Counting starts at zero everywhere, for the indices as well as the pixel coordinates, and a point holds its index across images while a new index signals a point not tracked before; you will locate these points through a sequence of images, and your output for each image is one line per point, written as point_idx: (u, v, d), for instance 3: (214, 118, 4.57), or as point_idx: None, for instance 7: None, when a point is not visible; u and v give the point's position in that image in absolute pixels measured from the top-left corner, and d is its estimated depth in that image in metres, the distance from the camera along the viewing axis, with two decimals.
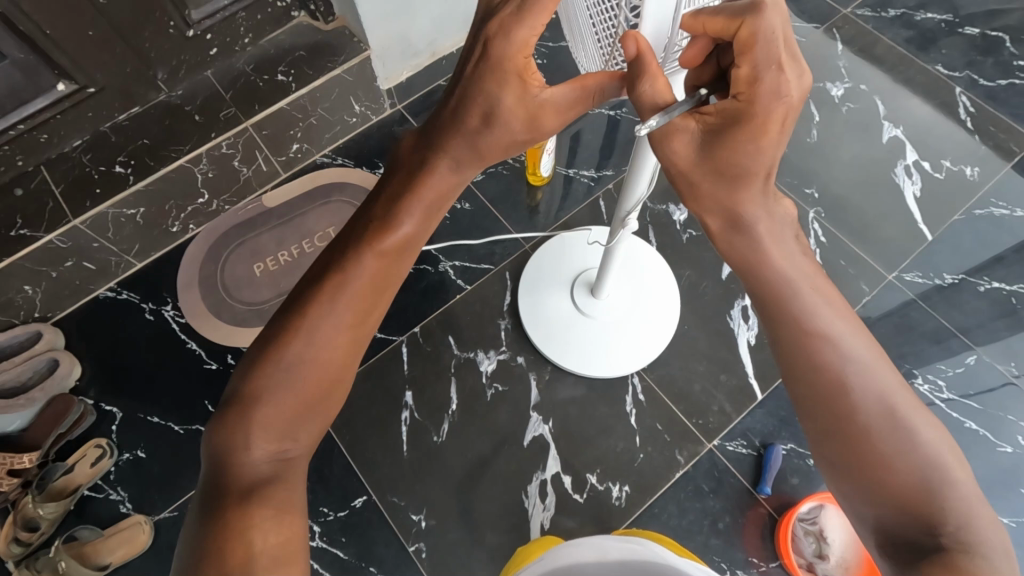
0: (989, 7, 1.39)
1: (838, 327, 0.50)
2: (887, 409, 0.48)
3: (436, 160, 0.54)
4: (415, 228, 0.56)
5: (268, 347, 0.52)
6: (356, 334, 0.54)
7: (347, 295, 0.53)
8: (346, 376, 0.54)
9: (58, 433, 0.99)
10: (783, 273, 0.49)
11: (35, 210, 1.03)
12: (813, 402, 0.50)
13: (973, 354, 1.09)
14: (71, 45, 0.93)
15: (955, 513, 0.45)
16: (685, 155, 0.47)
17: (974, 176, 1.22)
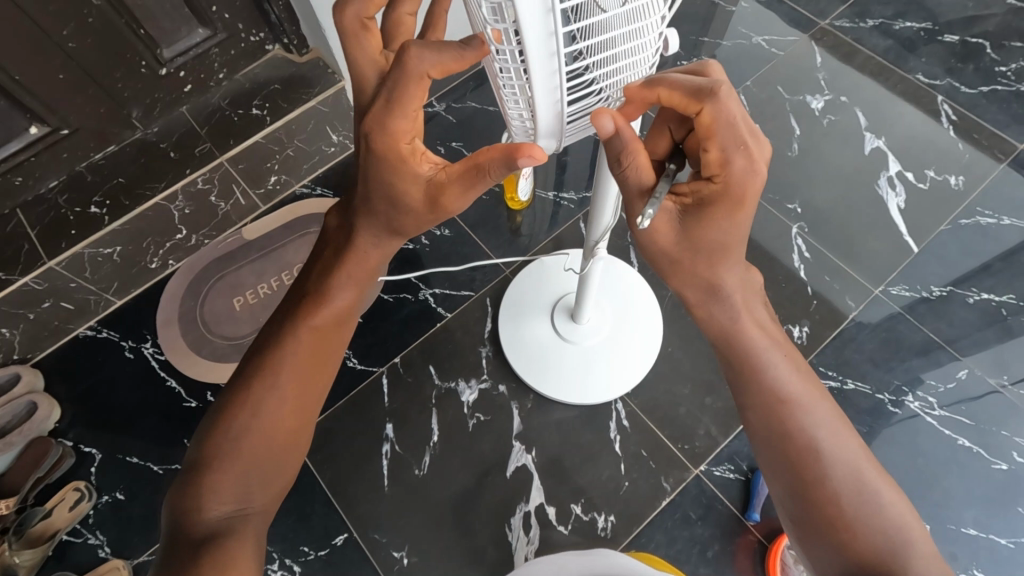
0: (968, 13, 1.38)
1: (800, 395, 0.54)
2: (850, 469, 0.52)
3: (356, 236, 0.57)
4: (349, 297, 0.60)
5: (226, 413, 0.57)
6: (305, 393, 0.58)
7: (293, 362, 0.58)
8: (297, 439, 0.58)
9: (37, 477, 0.98)
10: (755, 344, 0.53)
11: (12, 255, 1.05)
12: (785, 467, 0.54)
13: (963, 368, 1.06)
14: (42, 88, 0.93)
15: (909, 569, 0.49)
16: (667, 234, 0.49)
17: (958, 185, 1.21)
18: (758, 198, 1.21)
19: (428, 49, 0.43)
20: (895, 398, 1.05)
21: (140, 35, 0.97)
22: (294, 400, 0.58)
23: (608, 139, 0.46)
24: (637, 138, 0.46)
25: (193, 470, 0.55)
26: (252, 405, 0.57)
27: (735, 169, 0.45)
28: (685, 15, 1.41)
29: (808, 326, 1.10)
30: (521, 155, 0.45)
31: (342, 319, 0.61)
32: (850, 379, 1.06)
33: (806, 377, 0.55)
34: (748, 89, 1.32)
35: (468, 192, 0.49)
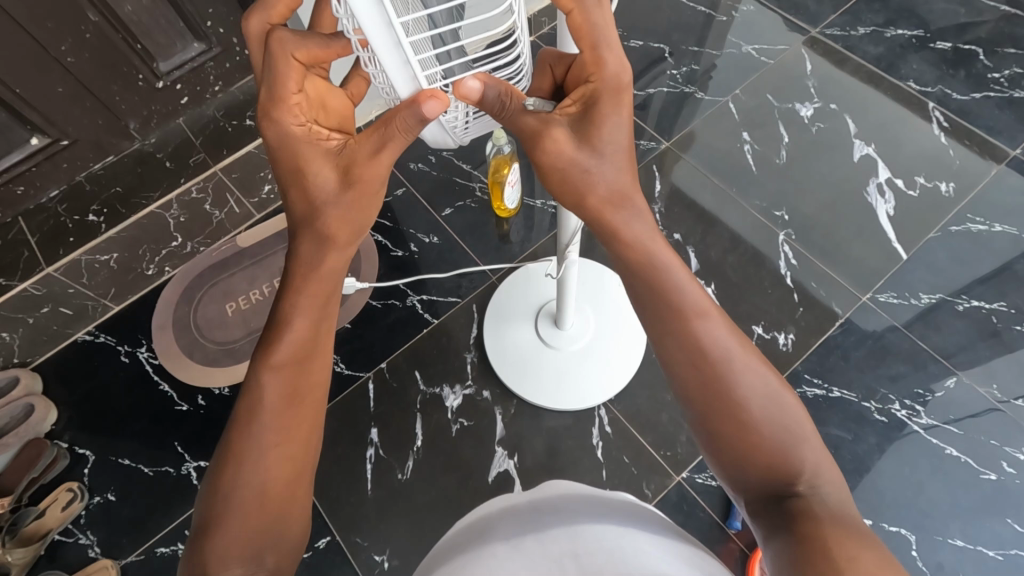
0: (960, 21, 1.38)
1: (703, 307, 0.54)
2: (747, 381, 0.52)
3: (301, 253, 0.55)
4: (311, 322, 0.56)
5: (217, 480, 0.52)
6: (299, 430, 0.54)
7: (279, 403, 0.54)
8: (301, 483, 0.54)
9: (31, 477, 1.01)
10: (657, 257, 0.54)
11: (11, 261, 1.06)
12: (694, 381, 0.53)
13: (952, 377, 1.05)
14: (41, 101, 0.96)
15: (810, 470, 0.50)
16: (566, 143, 0.49)
17: (949, 192, 1.20)
18: (746, 205, 1.21)
19: (292, 34, 0.49)
20: (882, 406, 1.04)
21: (136, 49, 1.01)
22: (288, 449, 0.53)
23: (479, 101, 0.47)
24: (504, 82, 0.47)
25: (196, 542, 0.50)
26: (242, 463, 0.52)
27: (609, 66, 0.48)
28: (675, 25, 1.42)
29: (794, 333, 1.09)
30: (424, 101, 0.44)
31: (320, 345, 0.57)
32: (836, 386, 1.05)
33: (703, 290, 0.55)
34: (737, 97, 1.33)
35: (378, 153, 0.49)
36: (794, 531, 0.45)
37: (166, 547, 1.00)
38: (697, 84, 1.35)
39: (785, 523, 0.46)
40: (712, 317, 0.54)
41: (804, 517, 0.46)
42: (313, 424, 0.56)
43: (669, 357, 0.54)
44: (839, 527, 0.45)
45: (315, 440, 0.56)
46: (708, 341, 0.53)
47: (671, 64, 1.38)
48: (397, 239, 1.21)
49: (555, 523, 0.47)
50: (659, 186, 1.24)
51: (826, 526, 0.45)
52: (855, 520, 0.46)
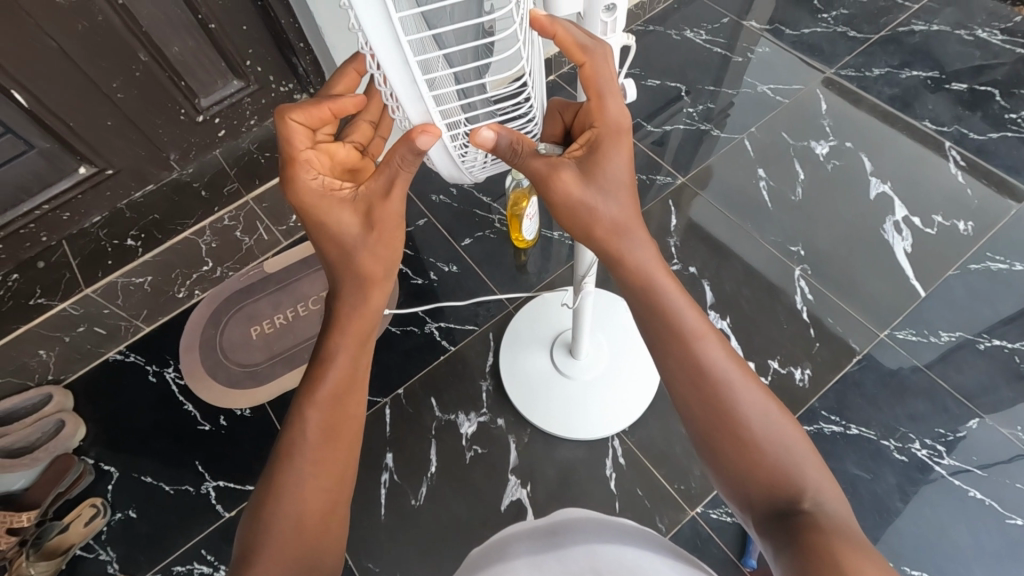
0: (976, 63, 1.40)
1: (703, 332, 0.55)
2: (747, 403, 0.54)
3: (343, 300, 0.59)
4: (349, 362, 0.58)
5: (258, 512, 0.54)
6: (340, 458, 0.57)
7: (321, 432, 0.57)
8: (338, 509, 0.56)
9: (58, 492, 1.05)
10: (659, 283, 0.55)
11: (53, 281, 1.11)
12: (698, 402, 0.55)
13: (975, 418, 1.04)
14: (89, 133, 1.02)
15: (811, 487, 0.51)
16: (575, 185, 0.52)
17: (967, 231, 1.20)
18: (761, 240, 1.23)
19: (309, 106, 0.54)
20: (902, 445, 1.02)
21: (181, 86, 1.07)
22: (327, 476, 0.56)
23: (493, 149, 0.50)
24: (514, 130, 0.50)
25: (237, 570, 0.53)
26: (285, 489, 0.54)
27: (611, 113, 0.52)
28: (692, 65, 1.47)
29: (810, 369, 1.09)
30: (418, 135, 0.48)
31: (359, 378, 0.59)
32: (854, 423, 1.04)
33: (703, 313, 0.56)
34: (753, 135, 1.36)
35: (387, 192, 0.54)
36: (798, 545, 0.47)
37: (183, 565, 1.03)
38: (714, 122, 1.38)
39: (788, 537, 0.48)
40: (711, 341, 0.55)
41: (807, 529, 0.47)
42: (349, 460, 0.58)
43: (674, 378, 0.56)
44: (844, 537, 0.46)
45: (350, 475, 0.58)
46: (710, 364, 0.54)
47: (688, 103, 1.42)
48: (418, 267, 1.24)
49: (571, 542, 0.50)
50: (675, 220, 1.26)
51: (831, 537, 0.46)
52: (855, 531, 0.48)
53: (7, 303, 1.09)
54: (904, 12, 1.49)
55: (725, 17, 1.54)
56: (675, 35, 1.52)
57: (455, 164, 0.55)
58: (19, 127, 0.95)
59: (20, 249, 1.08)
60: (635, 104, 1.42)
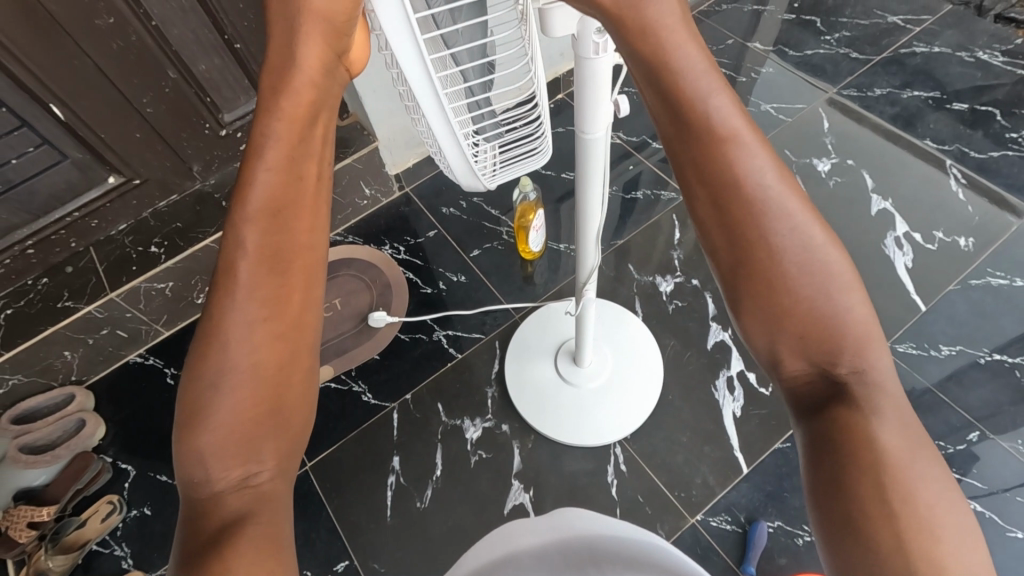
0: (977, 83, 1.43)
1: (781, 189, 0.35)
2: (830, 277, 0.35)
3: (285, 53, 0.40)
4: (292, 148, 0.39)
5: (195, 359, 0.38)
6: (296, 291, 0.39)
7: (258, 252, 0.38)
8: (306, 364, 0.40)
9: (76, 488, 1.09)
10: (719, 120, 0.35)
11: (80, 285, 1.16)
12: (751, 275, 0.36)
13: (975, 431, 1.05)
14: (120, 146, 1.08)
15: (885, 392, 0.37)
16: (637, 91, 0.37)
17: (968, 247, 1.21)
18: None
19: None
20: None
21: (205, 101, 1.13)
22: (281, 320, 0.38)
23: None
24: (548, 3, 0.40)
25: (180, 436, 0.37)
26: (222, 343, 0.37)
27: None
28: None
29: None
30: None
31: (310, 163, 0.40)
32: None
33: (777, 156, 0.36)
34: None
35: None
36: (838, 464, 0.36)
37: None
38: None
39: (825, 445, 0.37)
40: (787, 196, 0.35)
41: (860, 442, 0.36)
42: (306, 288, 0.39)
43: (730, 237, 0.36)
44: (904, 462, 0.36)
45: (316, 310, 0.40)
46: (780, 230, 0.35)
47: None
48: (428, 277, 1.28)
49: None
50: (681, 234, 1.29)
51: (888, 458, 0.35)
52: (921, 448, 0.37)
53: (34, 306, 1.14)
54: (906, 34, 1.53)
55: (730, 39, 1.58)
56: None
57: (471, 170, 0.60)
58: (56, 139, 1.01)
59: (51, 254, 1.14)
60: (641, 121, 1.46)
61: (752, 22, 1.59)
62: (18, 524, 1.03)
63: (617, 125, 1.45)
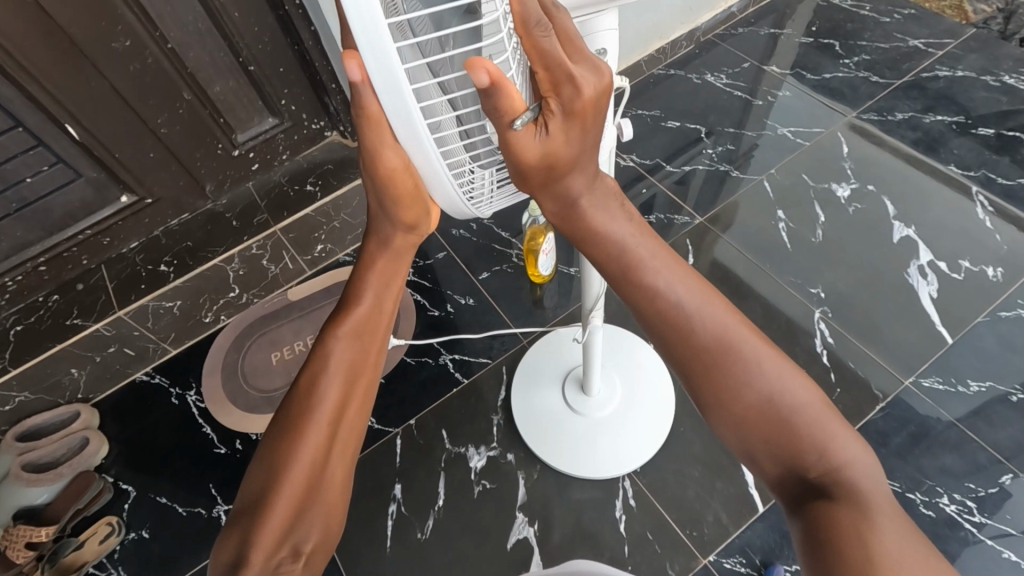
0: (1003, 108, 1.39)
1: (721, 327, 0.51)
2: (771, 391, 0.49)
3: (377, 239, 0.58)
4: (371, 312, 0.59)
5: (271, 451, 0.53)
6: (355, 416, 0.57)
7: (339, 381, 0.56)
8: (347, 476, 0.56)
9: (76, 508, 1.07)
10: (652, 278, 0.50)
11: (90, 303, 1.17)
12: (712, 394, 0.51)
13: (1008, 473, 0.99)
14: (135, 165, 1.09)
15: (857, 479, 0.47)
16: (533, 155, 0.42)
17: (996, 277, 1.17)
18: (780, 280, 1.21)
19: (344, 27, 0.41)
20: (928, 499, 0.98)
21: (220, 122, 1.14)
22: (340, 432, 0.55)
23: (483, 95, 0.37)
24: (511, 87, 0.37)
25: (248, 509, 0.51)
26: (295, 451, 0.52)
27: (577, 182, 0.46)
28: (712, 108, 1.50)
29: None
30: (348, 60, 0.38)
31: (380, 326, 0.60)
32: None
33: (709, 297, 0.51)
34: (773, 177, 1.36)
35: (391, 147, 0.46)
36: (823, 554, 0.45)
37: None
38: (735, 163, 1.39)
39: (810, 528, 0.47)
40: (720, 332, 0.50)
41: (838, 525, 0.45)
42: (363, 411, 0.58)
43: (684, 375, 0.52)
44: (892, 543, 0.43)
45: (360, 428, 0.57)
46: (715, 351, 0.50)
47: (708, 144, 1.44)
48: (436, 299, 1.26)
49: None
50: (696, 260, 1.26)
51: (872, 542, 0.43)
52: (901, 525, 0.45)
53: (44, 323, 1.15)
54: (928, 57, 1.50)
55: (746, 62, 1.57)
56: (696, 79, 1.55)
57: (465, 210, 0.53)
58: (70, 157, 1.02)
59: (63, 271, 1.14)
60: (653, 145, 1.45)
61: (770, 46, 1.58)
62: (15, 544, 1.00)
63: (629, 149, 1.44)
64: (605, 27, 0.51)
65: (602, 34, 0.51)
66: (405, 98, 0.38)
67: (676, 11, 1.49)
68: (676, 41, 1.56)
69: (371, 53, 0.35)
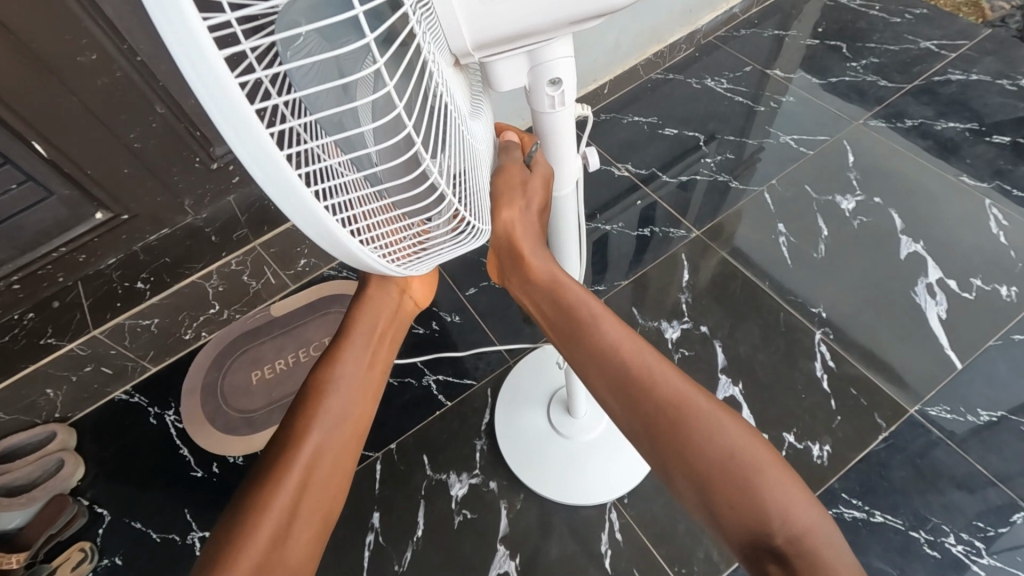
0: (1020, 115, 1.31)
1: (669, 379, 0.48)
2: (726, 444, 0.45)
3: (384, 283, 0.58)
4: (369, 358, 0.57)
5: (252, 494, 0.50)
6: (343, 462, 0.54)
7: (332, 424, 0.54)
8: (319, 534, 0.52)
9: (49, 533, 1.05)
10: (603, 331, 0.51)
11: (65, 322, 1.11)
12: (666, 449, 0.47)
13: (1020, 511, 0.93)
14: (108, 181, 1.03)
15: (827, 554, 0.41)
16: (516, 180, 0.52)
17: (1010, 297, 1.10)
18: (780, 298, 1.16)
19: None
20: (933, 538, 0.92)
21: (196, 135, 1.06)
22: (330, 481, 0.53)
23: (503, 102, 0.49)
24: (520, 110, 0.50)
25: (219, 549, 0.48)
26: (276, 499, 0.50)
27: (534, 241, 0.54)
28: (713, 114, 1.43)
29: (830, 445, 1.00)
30: None
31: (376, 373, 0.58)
32: (878, 510, 0.95)
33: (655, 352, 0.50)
34: (774, 188, 1.30)
35: None
36: None
37: None
38: (734, 173, 1.33)
39: None
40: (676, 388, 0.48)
41: None
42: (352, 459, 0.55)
43: (638, 432, 0.49)
44: None
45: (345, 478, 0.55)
46: (667, 401, 0.47)
47: (707, 153, 1.38)
48: (422, 316, 1.22)
49: None
50: (689, 276, 1.21)
51: None
52: None
53: (18, 342, 1.08)
54: (940, 60, 1.43)
55: (749, 65, 1.50)
56: (696, 84, 1.49)
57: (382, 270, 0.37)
58: (41, 175, 0.95)
59: (39, 289, 1.06)
60: (650, 153, 1.39)
61: (774, 48, 1.52)
62: None
63: (624, 157, 1.39)
64: (556, 55, 0.45)
65: (553, 62, 0.46)
66: (271, 152, 0.25)
67: (675, 14, 1.43)
68: (675, 44, 1.50)
69: (215, 105, 0.23)
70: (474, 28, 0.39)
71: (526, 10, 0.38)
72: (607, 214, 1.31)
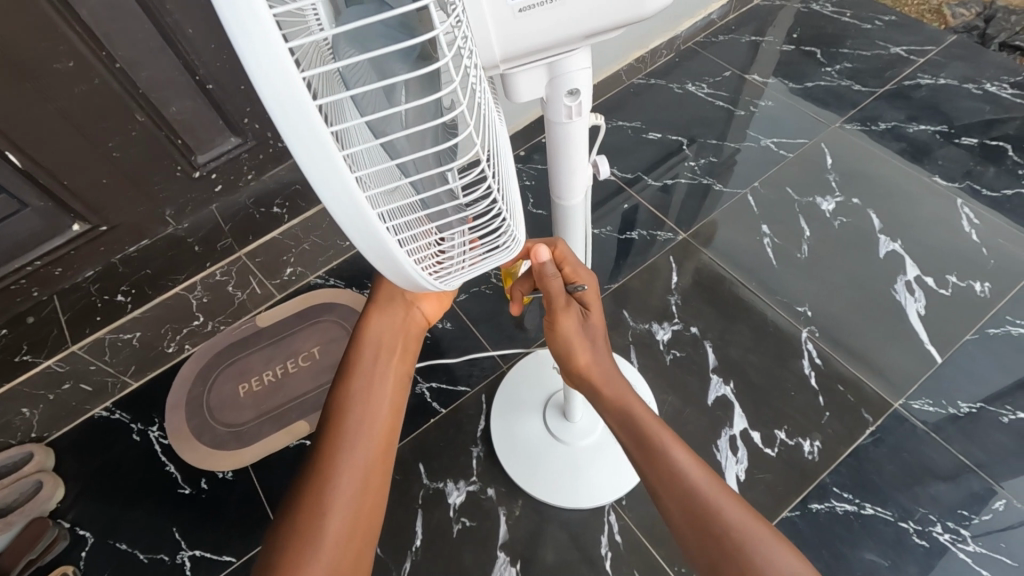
0: (987, 117, 1.37)
1: (709, 491, 0.54)
2: (762, 549, 0.51)
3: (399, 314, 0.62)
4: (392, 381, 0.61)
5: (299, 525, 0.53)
6: (377, 476, 0.57)
7: (360, 438, 0.57)
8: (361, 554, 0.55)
9: (29, 558, 1.00)
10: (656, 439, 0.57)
11: (41, 338, 1.07)
12: (707, 552, 0.53)
13: (1001, 498, 0.96)
14: (88, 193, 1.00)
15: None
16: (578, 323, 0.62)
17: (984, 293, 1.14)
18: (766, 299, 1.18)
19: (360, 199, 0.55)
20: (921, 528, 0.95)
21: (177, 144, 1.03)
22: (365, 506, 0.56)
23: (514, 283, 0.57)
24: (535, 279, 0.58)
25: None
26: (320, 519, 0.53)
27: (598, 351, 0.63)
28: (695, 119, 1.46)
29: (820, 441, 1.03)
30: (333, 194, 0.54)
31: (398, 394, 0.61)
32: (869, 503, 0.97)
33: (696, 463, 0.57)
34: (757, 190, 1.33)
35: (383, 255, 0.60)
36: None
37: None
38: (717, 176, 1.36)
39: None
40: (690, 470, 0.56)
41: None
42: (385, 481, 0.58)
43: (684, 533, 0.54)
44: None
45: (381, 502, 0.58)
46: (711, 510, 0.53)
47: (690, 156, 1.40)
48: None
49: None
50: (677, 278, 1.22)
51: None
52: None
53: None
54: (910, 65, 1.48)
55: (728, 70, 1.53)
56: (677, 89, 1.51)
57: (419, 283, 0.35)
58: (13, 187, 0.92)
59: (12, 304, 1.02)
60: (634, 157, 1.41)
61: (751, 54, 1.55)
62: None
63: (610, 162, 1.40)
64: (578, 67, 0.46)
65: (575, 73, 0.46)
66: (325, 139, 0.24)
67: (656, 21, 1.45)
68: (656, 50, 1.52)
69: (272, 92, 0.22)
70: (506, 39, 0.39)
71: (559, 19, 0.39)
72: (594, 217, 1.32)
